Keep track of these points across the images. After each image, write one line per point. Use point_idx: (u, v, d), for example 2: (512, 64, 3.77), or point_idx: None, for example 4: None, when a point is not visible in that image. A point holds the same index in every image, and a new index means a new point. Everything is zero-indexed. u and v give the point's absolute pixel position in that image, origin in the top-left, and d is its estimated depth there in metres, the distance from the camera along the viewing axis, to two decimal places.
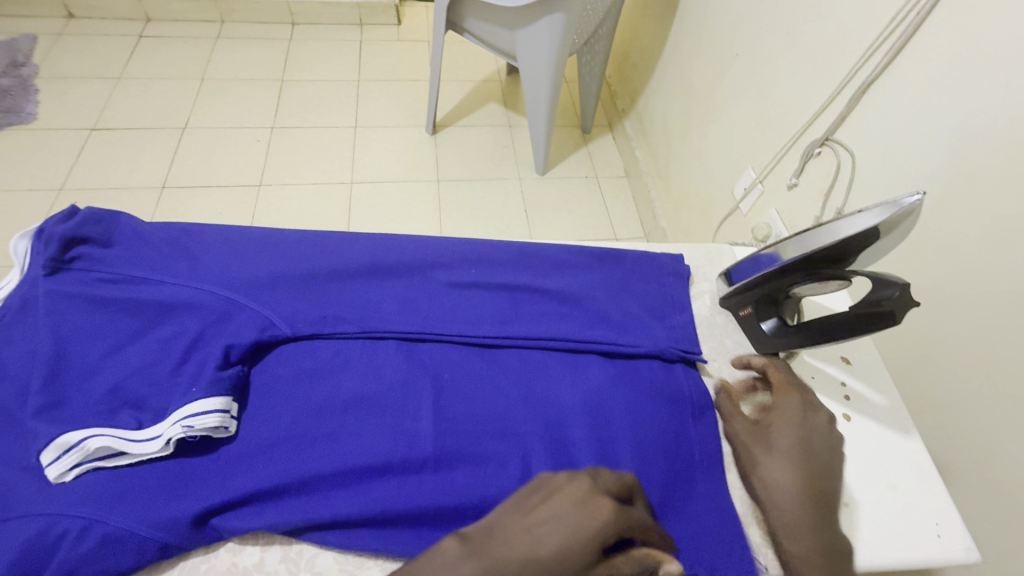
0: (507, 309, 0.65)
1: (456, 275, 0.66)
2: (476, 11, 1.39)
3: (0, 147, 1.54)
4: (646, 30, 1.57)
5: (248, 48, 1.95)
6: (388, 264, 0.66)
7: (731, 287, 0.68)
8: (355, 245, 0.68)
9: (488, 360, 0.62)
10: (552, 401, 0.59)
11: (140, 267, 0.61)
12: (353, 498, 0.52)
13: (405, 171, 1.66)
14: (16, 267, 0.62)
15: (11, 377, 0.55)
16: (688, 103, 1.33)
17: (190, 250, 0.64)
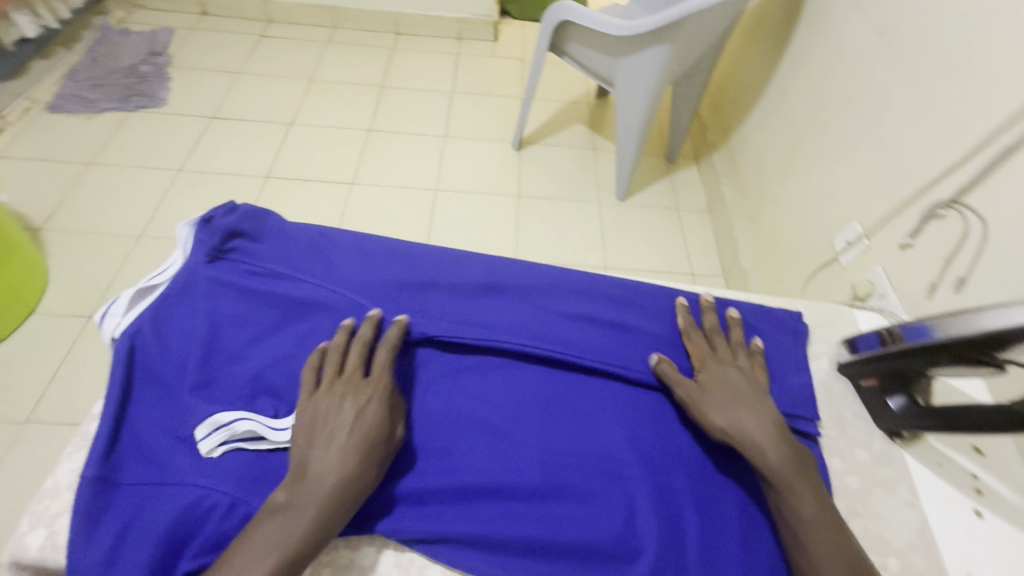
0: (617, 347, 0.64)
1: (570, 306, 0.67)
2: (580, 36, 1.42)
3: (134, 126, 1.70)
4: (748, 66, 1.54)
5: (353, 53, 2.07)
6: (506, 287, 0.68)
7: (854, 357, 0.66)
8: (475, 266, 0.71)
9: (595, 396, 0.62)
10: (660, 449, 0.58)
11: (283, 264, 0.67)
12: (463, 518, 0.53)
13: (488, 183, 1.70)
14: (178, 250, 0.68)
15: (170, 353, 0.60)
16: (790, 144, 1.29)
17: (326, 254, 0.69)
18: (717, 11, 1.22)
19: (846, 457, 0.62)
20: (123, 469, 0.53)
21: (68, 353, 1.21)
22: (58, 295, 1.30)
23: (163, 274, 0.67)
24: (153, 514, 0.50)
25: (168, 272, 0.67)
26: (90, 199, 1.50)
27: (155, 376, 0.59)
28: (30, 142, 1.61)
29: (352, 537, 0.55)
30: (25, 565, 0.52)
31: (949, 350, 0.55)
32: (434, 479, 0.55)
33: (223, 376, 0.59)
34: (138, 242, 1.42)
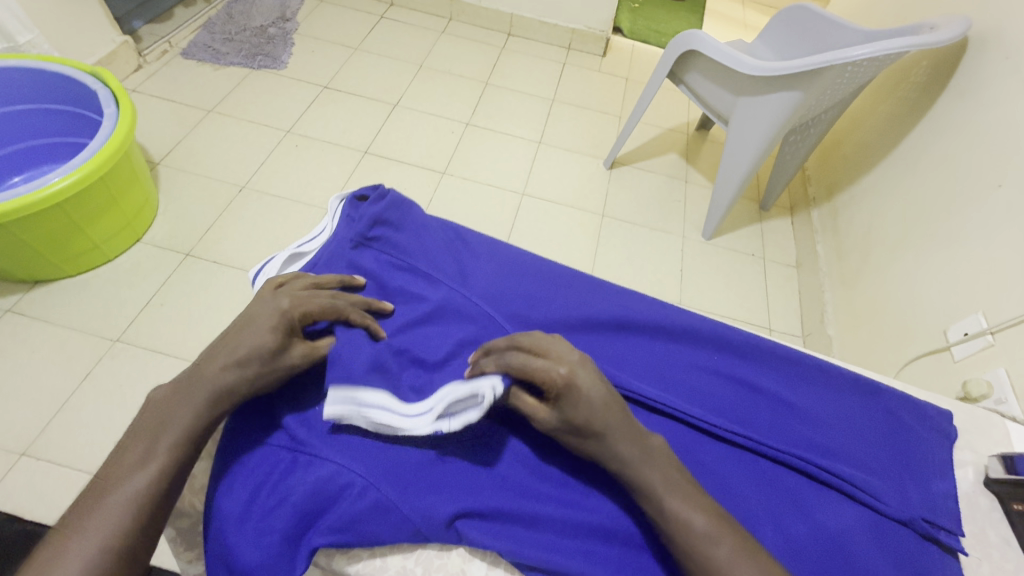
0: (748, 411, 0.61)
1: (700, 357, 0.64)
2: (703, 68, 1.39)
3: (254, 83, 1.79)
4: (873, 126, 1.46)
5: (464, 47, 2.11)
6: (638, 325, 0.65)
7: (1014, 475, 0.58)
8: (608, 296, 0.69)
9: (716, 454, 0.58)
10: (786, 528, 0.53)
11: (423, 261, 0.67)
12: (580, 555, 0.52)
13: (574, 197, 1.69)
14: (328, 221, 0.70)
15: None
16: (909, 216, 1.21)
17: (463, 257, 0.70)
18: (859, 66, 1.16)
19: None
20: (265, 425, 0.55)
21: (164, 285, 1.28)
22: (162, 229, 1.38)
23: (310, 244, 0.69)
24: (295, 479, 0.52)
25: (314, 243, 0.69)
26: (205, 144, 1.59)
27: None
28: (163, 82, 1.72)
29: (464, 546, 0.54)
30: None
31: None
32: (550, 506, 0.54)
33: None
34: (240, 193, 1.50)
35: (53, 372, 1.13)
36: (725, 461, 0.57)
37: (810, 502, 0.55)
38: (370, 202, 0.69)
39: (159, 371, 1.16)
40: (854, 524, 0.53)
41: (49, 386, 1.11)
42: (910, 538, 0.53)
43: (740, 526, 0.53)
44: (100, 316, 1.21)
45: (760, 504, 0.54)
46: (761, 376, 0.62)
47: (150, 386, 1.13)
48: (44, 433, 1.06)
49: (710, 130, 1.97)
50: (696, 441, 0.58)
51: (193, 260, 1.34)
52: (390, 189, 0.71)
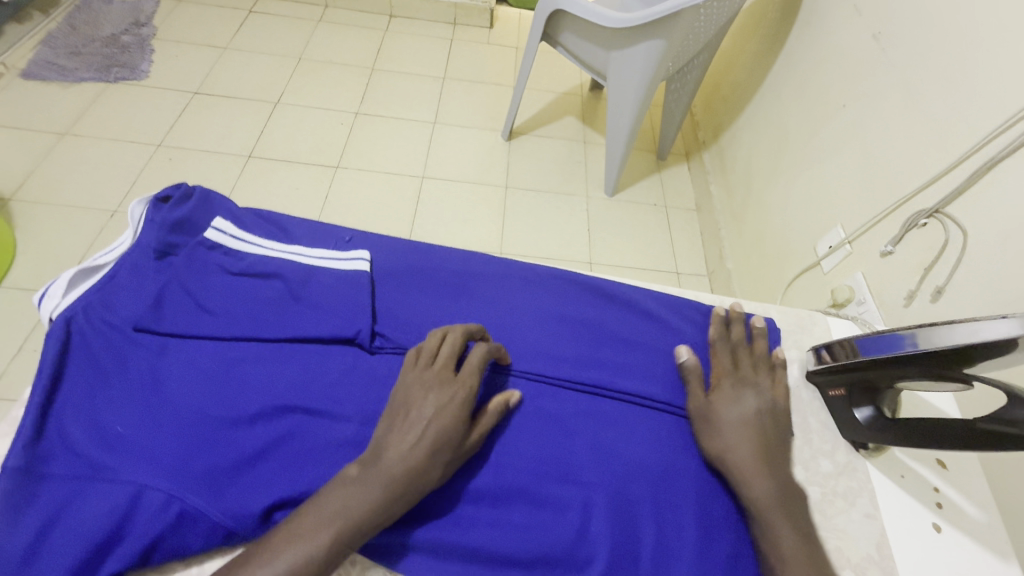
0: (590, 347, 0.57)
1: (545, 301, 0.60)
2: (574, 27, 1.39)
3: (113, 97, 1.64)
4: (743, 66, 1.52)
5: (346, 34, 2.02)
6: (474, 277, 0.60)
7: (821, 364, 0.60)
8: (439, 257, 0.61)
9: (553, 396, 0.54)
10: (621, 453, 0.50)
11: (233, 244, 0.56)
12: (413, 520, 0.47)
13: (476, 172, 1.68)
14: (129, 233, 0.57)
15: (88, 348, 0.49)
16: (779, 146, 1.28)
17: (284, 232, 0.60)
18: (712, 8, 1.21)
19: (809, 466, 0.58)
20: (56, 458, 0.44)
21: (35, 329, 1.17)
22: (25, 269, 1.26)
23: (110, 253, 0.55)
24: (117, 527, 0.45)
25: (117, 252, 0.55)
26: (63, 171, 1.45)
27: (93, 380, 0.48)
28: (4, 108, 1.55)
29: None
30: None
31: (915, 364, 0.51)
32: None
33: (172, 370, 0.49)
34: (112, 218, 1.38)
35: None
36: (565, 403, 0.54)
37: (635, 426, 0.53)
38: (172, 205, 0.57)
39: None
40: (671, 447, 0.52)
41: None
42: None
43: (573, 458, 0.50)
44: None
45: (595, 435, 0.51)
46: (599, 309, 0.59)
47: None
48: None
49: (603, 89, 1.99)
50: (537, 391, 0.54)
51: None
52: (193, 189, 0.60)
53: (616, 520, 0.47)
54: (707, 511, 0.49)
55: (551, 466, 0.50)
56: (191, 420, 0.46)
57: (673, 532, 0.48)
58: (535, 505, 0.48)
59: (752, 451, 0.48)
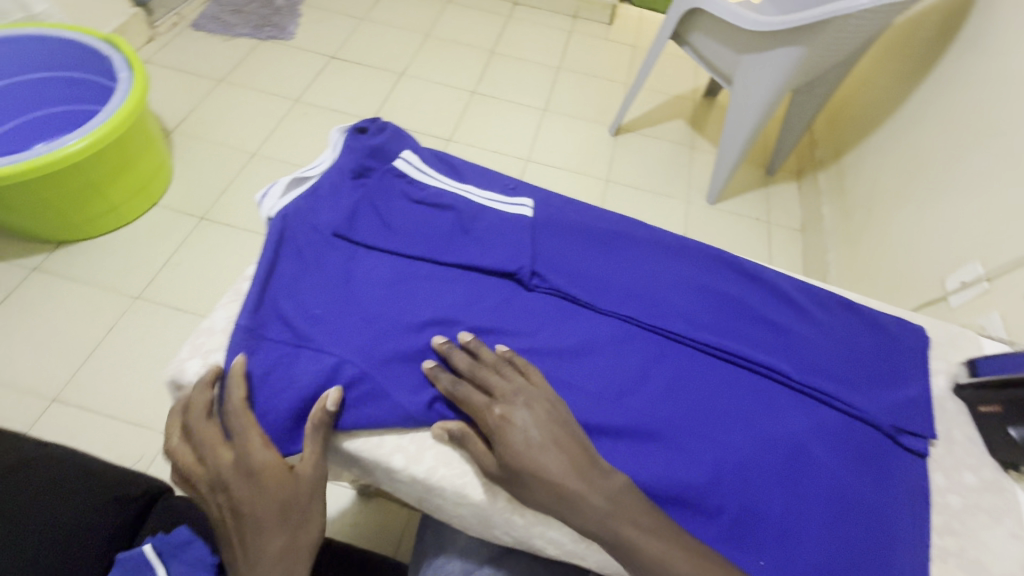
0: (750, 326, 0.52)
1: (706, 270, 0.55)
2: (707, 27, 1.38)
3: (263, 53, 1.81)
4: (881, 85, 1.44)
5: (471, 17, 2.11)
6: (633, 236, 0.57)
7: (974, 378, 0.58)
8: (592, 213, 0.59)
9: (708, 364, 0.50)
10: (778, 430, 0.46)
11: (420, 174, 0.58)
12: None
13: (578, 162, 1.71)
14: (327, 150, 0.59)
15: (293, 244, 0.52)
16: (914, 170, 1.20)
17: (456, 169, 0.61)
18: (866, 17, 1.16)
19: (951, 474, 0.54)
20: (273, 321, 0.48)
21: (181, 246, 1.33)
22: (178, 193, 1.43)
23: (316, 167, 0.57)
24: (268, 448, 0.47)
25: (322, 166, 0.57)
26: (215, 112, 1.62)
27: (294, 264, 0.51)
28: (175, 53, 1.76)
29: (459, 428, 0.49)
30: (182, 389, 0.51)
31: None
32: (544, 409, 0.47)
33: (358, 268, 0.52)
34: (251, 159, 1.54)
35: (79, 326, 1.19)
36: (722, 376, 0.49)
37: (780, 402, 0.48)
38: (369, 133, 0.59)
39: (180, 326, 1.21)
40: (811, 427, 0.47)
41: (74, 339, 1.17)
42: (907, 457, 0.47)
43: (724, 423, 0.46)
44: (120, 273, 1.27)
45: (749, 407, 0.48)
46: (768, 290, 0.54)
47: (169, 340, 1.19)
48: (72, 380, 1.12)
49: (718, 96, 1.95)
50: (672, 346, 0.50)
51: (208, 223, 1.38)
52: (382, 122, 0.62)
53: (733, 483, 0.43)
54: (838, 490, 0.44)
55: (698, 427, 0.46)
56: (370, 317, 0.49)
57: (825, 518, 0.43)
58: (682, 460, 0.44)
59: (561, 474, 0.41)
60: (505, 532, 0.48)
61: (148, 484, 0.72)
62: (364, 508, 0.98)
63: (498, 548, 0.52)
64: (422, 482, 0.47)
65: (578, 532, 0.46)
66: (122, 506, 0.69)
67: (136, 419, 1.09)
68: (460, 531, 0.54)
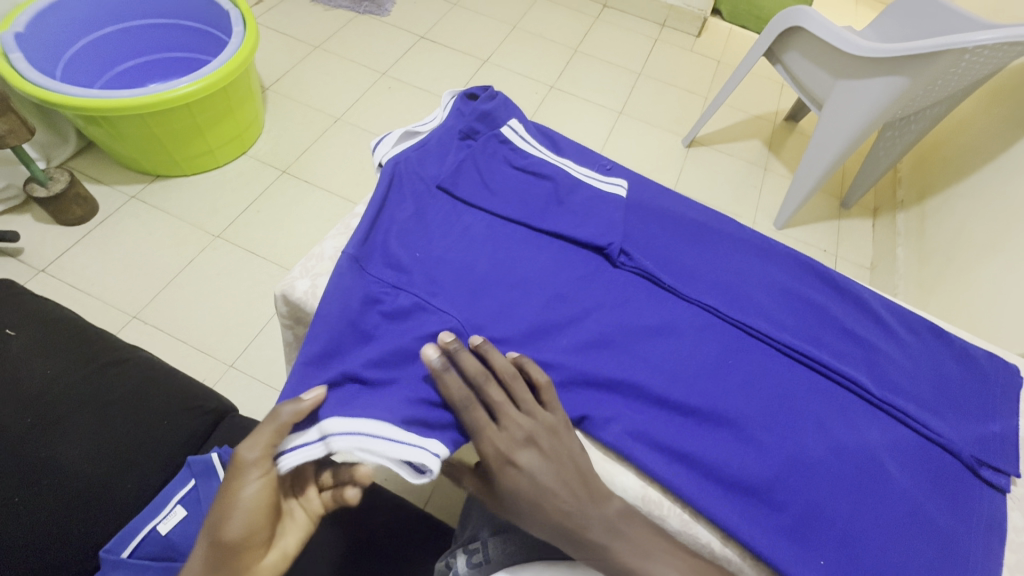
0: (833, 338, 0.52)
1: (791, 277, 0.55)
2: (804, 47, 1.35)
3: (358, 26, 1.89)
4: (982, 129, 1.37)
5: (560, 14, 2.13)
6: (722, 231, 0.58)
7: None
8: (678, 204, 0.61)
9: (786, 364, 0.50)
10: (852, 440, 0.46)
11: (524, 143, 0.61)
12: (628, 413, 0.46)
13: (647, 169, 1.70)
14: (439, 108, 0.62)
15: (402, 189, 0.55)
16: (1008, 221, 1.14)
17: (556, 143, 0.63)
18: (981, 56, 1.11)
19: None
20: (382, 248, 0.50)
21: (262, 195, 1.41)
22: (265, 146, 1.51)
23: (426, 124, 0.61)
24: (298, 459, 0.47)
25: (432, 124, 0.60)
26: (308, 76, 1.71)
27: (396, 206, 0.54)
28: (279, 16, 1.86)
29: None
30: (288, 304, 0.54)
31: None
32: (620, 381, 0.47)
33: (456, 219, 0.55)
34: (335, 123, 1.61)
35: (164, 255, 1.28)
36: (797, 379, 0.49)
37: (856, 412, 0.48)
38: (479, 100, 0.62)
39: (252, 268, 1.29)
40: (885, 442, 0.46)
41: (158, 266, 1.26)
42: (985, 491, 0.46)
43: (795, 422, 0.46)
44: (206, 212, 1.36)
45: (820, 411, 0.47)
46: (851, 306, 0.54)
47: (240, 280, 1.26)
48: (152, 302, 1.21)
49: (799, 122, 1.90)
50: (752, 343, 0.50)
51: (288, 177, 1.46)
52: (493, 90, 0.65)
53: (800, 482, 0.44)
54: (906, 508, 0.43)
55: (768, 421, 0.46)
56: (468, 260, 0.52)
57: (889, 536, 0.42)
58: (749, 451, 0.45)
59: (539, 485, 0.42)
60: None
61: (218, 402, 0.77)
62: None
63: None
64: None
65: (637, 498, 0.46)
66: (196, 417, 0.73)
67: (202, 346, 1.17)
68: None
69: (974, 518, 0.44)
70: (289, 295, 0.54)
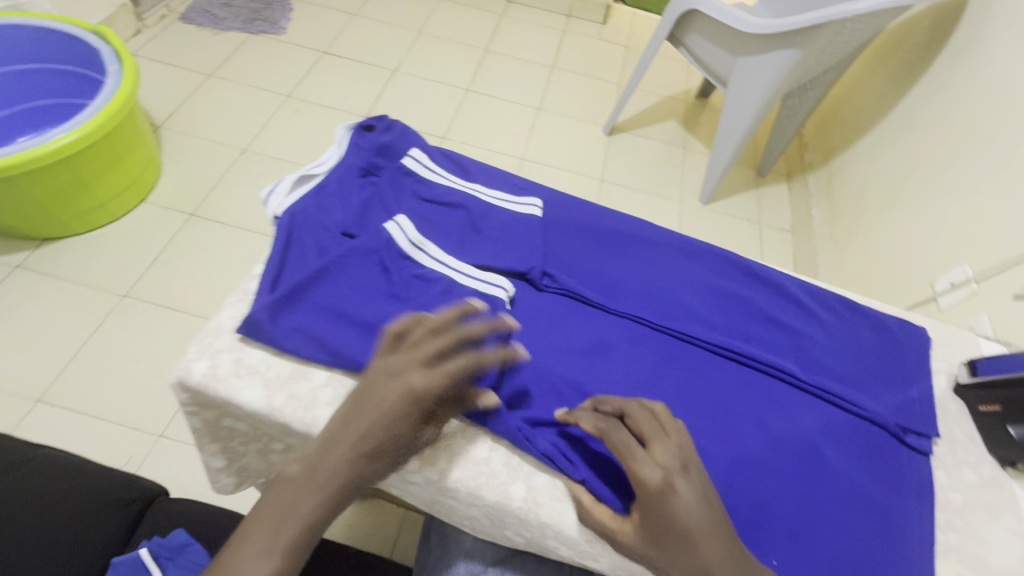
0: (757, 328, 0.53)
1: (712, 274, 0.57)
2: (704, 29, 1.39)
3: (254, 48, 1.78)
4: (871, 90, 1.47)
5: (466, 14, 2.10)
6: (637, 236, 0.59)
7: (975, 378, 0.55)
8: (596, 214, 0.61)
9: (717, 364, 0.51)
10: (786, 431, 0.47)
11: (427, 170, 0.58)
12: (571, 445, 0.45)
13: (572, 162, 1.71)
14: (334, 146, 0.59)
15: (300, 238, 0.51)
16: (902, 176, 1.23)
17: (464, 167, 0.62)
18: (860, 22, 1.18)
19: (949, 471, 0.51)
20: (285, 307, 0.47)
21: (169, 244, 1.30)
22: (165, 190, 1.40)
23: (321, 164, 0.57)
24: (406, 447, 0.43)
25: (327, 164, 0.57)
26: (205, 108, 1.59)
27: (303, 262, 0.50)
28: (162, 46, 1.72)
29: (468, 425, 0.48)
30: (187, 391, 0.48)
31: None
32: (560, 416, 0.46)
33: (363, 262, 0.50)
34: (241, 155, 1.51)
35: (63, 327, 1.15)
36: (729, 378, 0.50)
37: (790, 402, 0.49)
38: (375, 131, 0.60)
39: (168, 325, 1.18)
40: (821, 428, 0.48)
41: (60, 339, 1.14)
42: (909, 456, 0.48)
43: (734, 423, 0.47)
44: (108, 272, 1.24)
45: (755, 405, 0.48)
46: (769, 293, 0.56)
47: (156, 340, 1.16)
48: (57, 381, 1.09)
49: (710, 98, 1.96)
50: (685, 347, 0.51)
51: (197, 220, 1.36)
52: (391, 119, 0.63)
53: (750, 488, 0.44)
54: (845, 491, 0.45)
55: (707, 426, 0.47)
56: (386, 306, 0.49)
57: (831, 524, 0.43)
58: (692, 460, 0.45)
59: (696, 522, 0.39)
60: (517, 534, 0.48)
61: (143, 488, 0.71)
62: (359, 511, 0.97)
63: (503, 549, 0.55)
64: (436, 484, 0.46)
65: (597, 528, 0.45)
66: (116, 510, 0.67)
67: (123, 421, 1.06)
68: (466, 533, 0.57)
69: (904, 487, 0.46)
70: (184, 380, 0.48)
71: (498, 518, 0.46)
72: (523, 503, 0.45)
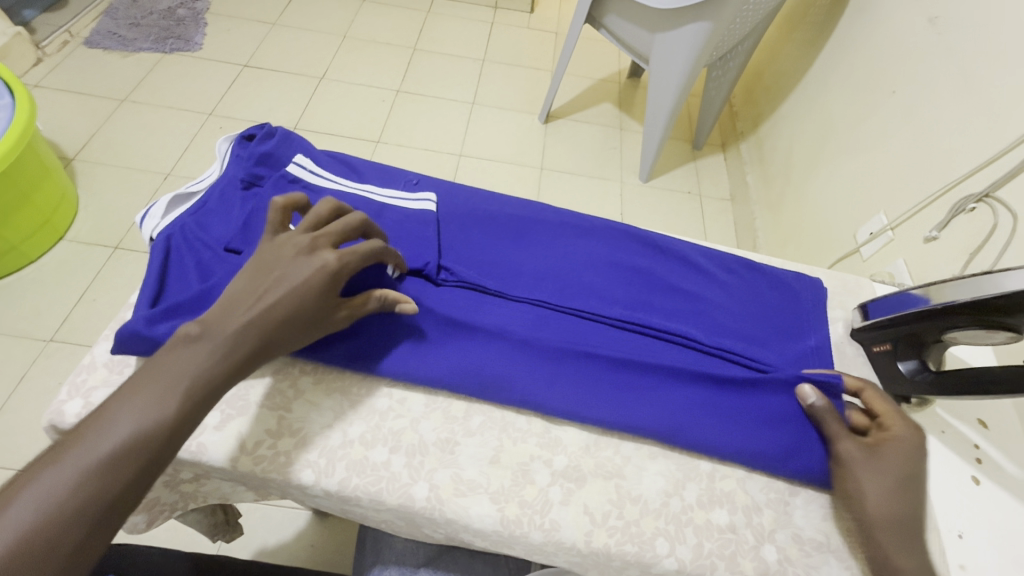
0: (650, 297, 0.60)
1: (607, 252, 0.63)
2: (620, 9, 1.40)
3: (169, 68, 1.71)
4: (788, 55, 1.51)
5: (392, 15, 2.06)
6: (533, 223, 0.64)
7: (866, 321, 0.59)
8: (494, 202, 0.66)
9: (614, 334, 0.57)
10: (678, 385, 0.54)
11: (311, 175, 0.60)
12: None
13: (511, 153, 1.70)
14: (216, 164, 0.61)
15: (181, 256, 0.53)
16: (821, 136, 1.27)
17: (356, 171, 0.63)
18: None
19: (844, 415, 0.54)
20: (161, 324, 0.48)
21: (93, 282, 1.24)
22: (85, 225, 1.33)
23: (203, 182, 0.59)
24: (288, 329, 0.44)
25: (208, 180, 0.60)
26: (122, 135, 1.52)
27: (184, 278, 0.52)
28: (68, 74, 1.63)
29: (366, 435, 0.52)
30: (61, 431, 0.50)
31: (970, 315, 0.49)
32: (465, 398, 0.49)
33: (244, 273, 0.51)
34: (165, 180, 1.45)
35: None
36: (626, 345, 0.57)
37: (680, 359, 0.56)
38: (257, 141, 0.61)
39: None
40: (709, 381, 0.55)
41: None
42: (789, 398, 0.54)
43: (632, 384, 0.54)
44: (29, 318, 1.17)
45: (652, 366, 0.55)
46: (660, 263, 0.63)
47: None
48: None
49: (642, 77, 1.99)
50: (586, 322, 0.58)
51: (122, 252, 1.29)
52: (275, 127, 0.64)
53: None
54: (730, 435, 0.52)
55: (608, 391, 0.54)
56: None
57: None
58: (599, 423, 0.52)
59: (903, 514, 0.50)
60: (433, 530, 0.51)
61: None
62: (321, 529, 0.95)
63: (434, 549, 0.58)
64: (337, 493, 0.49)
65: (500, 513, 0.49)
66: None
67: None
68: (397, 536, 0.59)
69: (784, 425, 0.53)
70: (60, 422, 0.50)
71: (407, 518, 0.50)
72: (426, 500, 0.49)
